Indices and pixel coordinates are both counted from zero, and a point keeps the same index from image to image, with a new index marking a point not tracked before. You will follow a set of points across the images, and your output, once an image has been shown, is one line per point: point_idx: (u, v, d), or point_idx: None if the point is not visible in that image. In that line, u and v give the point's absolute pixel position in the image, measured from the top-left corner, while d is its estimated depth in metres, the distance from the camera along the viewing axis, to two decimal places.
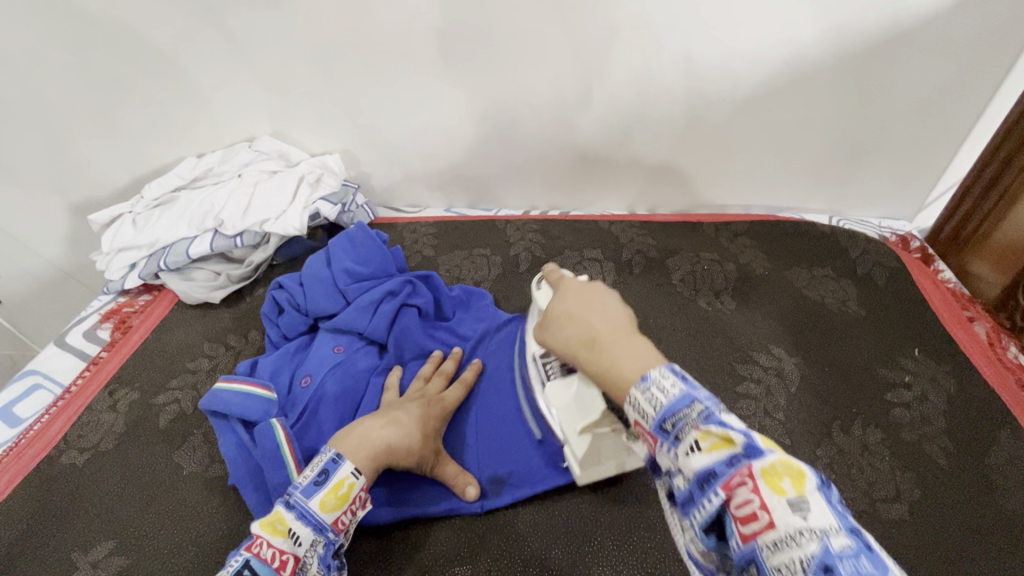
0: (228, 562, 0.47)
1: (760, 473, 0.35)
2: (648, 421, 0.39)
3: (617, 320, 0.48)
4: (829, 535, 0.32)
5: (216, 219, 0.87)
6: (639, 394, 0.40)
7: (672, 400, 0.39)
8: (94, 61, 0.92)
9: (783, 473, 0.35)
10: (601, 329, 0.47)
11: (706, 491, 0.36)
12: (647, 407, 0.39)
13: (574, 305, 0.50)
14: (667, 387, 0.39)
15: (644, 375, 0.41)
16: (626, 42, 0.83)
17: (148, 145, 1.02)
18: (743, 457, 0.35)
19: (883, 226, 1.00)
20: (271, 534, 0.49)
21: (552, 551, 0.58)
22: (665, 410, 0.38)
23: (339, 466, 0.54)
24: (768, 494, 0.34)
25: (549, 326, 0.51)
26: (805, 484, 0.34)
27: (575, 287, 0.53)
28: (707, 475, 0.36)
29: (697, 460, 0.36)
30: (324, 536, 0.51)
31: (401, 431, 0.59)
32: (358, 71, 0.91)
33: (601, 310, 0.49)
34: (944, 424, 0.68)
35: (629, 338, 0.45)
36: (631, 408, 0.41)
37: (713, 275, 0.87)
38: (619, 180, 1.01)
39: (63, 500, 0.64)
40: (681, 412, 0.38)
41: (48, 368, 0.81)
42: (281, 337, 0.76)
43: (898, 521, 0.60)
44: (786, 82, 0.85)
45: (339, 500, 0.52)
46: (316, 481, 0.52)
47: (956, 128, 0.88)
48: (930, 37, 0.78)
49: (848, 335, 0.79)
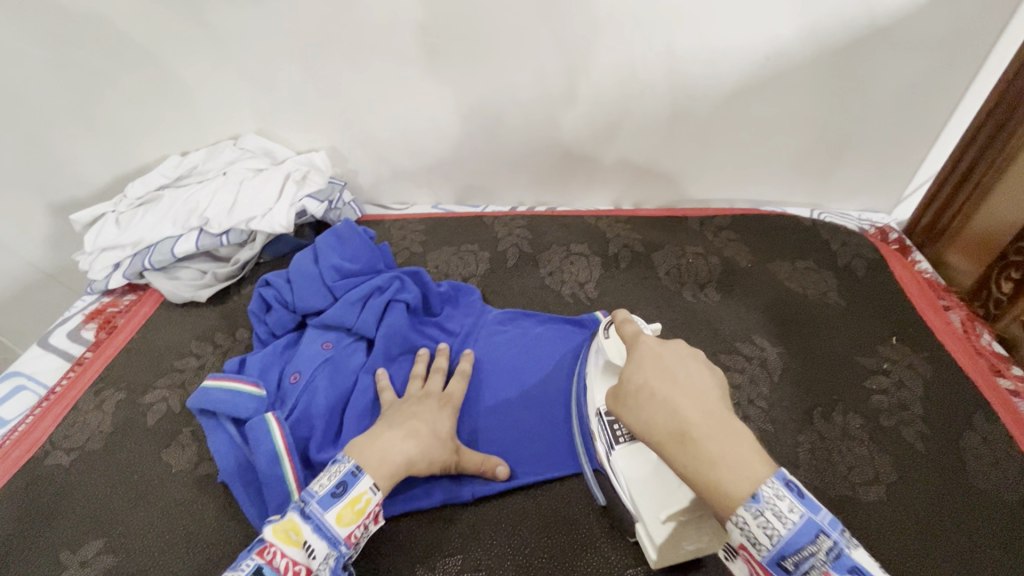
0: (240, 562, 0.48)
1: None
2: (764, 553, 0.38)
3: (704, 399, 0.43)
4: None
5: (201, 218, 0.87)
6: (754, 523, 0.37)
7: (792, 535, 0.37)
8: (74, 57, 0.91)
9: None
10: (688, 414, 0.42)
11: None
12: (763, 539, 0.37)
13: (653, 376, 0.45)
14: (786, 516, 0.37)
15: (753, 493, 0.38)
16: (610, 39, 0.84)
17: (130, 143, 1.01)
18: None
19: (862, 219, 1.02)
20: (284, 543, 0.49)
21: (541, 539, 0.59)
22: (787, 548, 0.37)
23: (358, 481, 0.52)
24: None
25: (626, 402, 0.46)
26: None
27: (651, 353, 0.48)
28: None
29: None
30: (337, 549, 0.51)
31: (421, 444, 0.58)
32: (342, 67, 0.91)
33: (685, 384, 0.44)
34: (921, 410, 0.70)
35: (723, 432, 0.41)
36: (739, 534, 0.39)
37: (697, 268, 0.89)
38: (605, 175, 1.02)
39: (48, 501, 0.64)
40: (807, 551, 0.37)
41: (31, 369, 0.80)
42: (268, 335, 0.76)
43: (876, 503, 0.62)
44: (767, 77, 0.86)
45: (355, 514, 0.51)
46: (334, 493, 0.51)
47: (931, 122, 0.90)
48: (905, 32, 0.80)
49: (830, 325, 0.81)
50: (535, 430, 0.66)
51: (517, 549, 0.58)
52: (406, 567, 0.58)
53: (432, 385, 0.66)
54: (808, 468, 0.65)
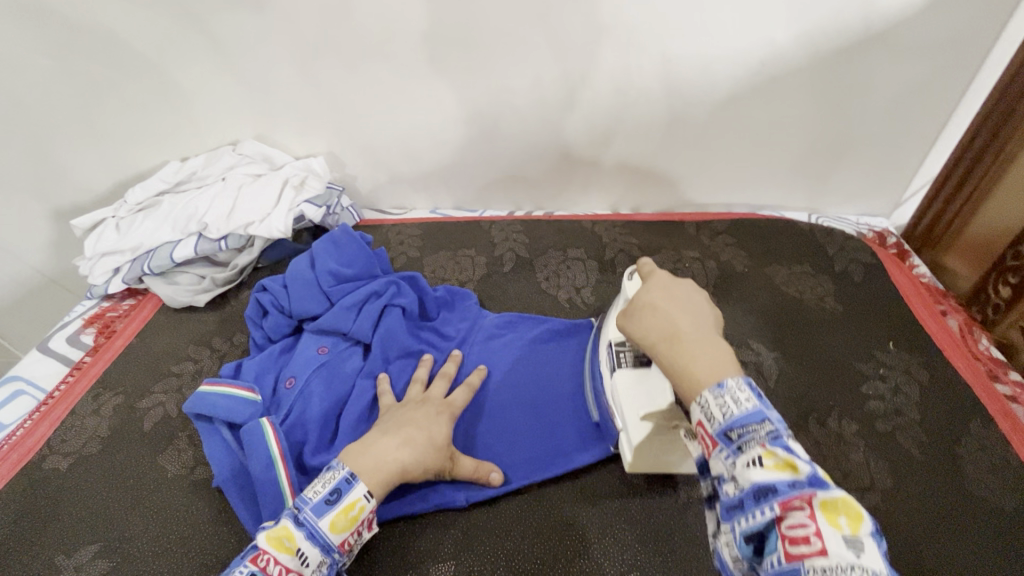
0: (231, 569, 0.48)
1: (819, 503, 0.37)
2: (715, 425, 0.42)
3: (699, 320, 0.50)
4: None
5: (200, 223, 0.87)
6: (712, 399, 0.43)
7: (743, 412, 0.42)
8: (76, 65, 0.92)
9: (841, 510, 0.37)
10: (683, 326, 0.49)
11: (760, 502, 0.38)
12: (716, 412, 0.42)
13: (660, 298, 0.52)
14: (741, 398, 0.42)
15: (719, 382, 0.44)
16: (606, 45, 0.84)
17: (131, 150, 1.02)
18: (805, 483, 0.38)
19: (860, 223, 1.02)
20: (278, 550, 0.49)
21: (534, 545, 0.59)
22: (734, 421, 0.41)
23: (352, 488, 0.53)
24: (823, 524, 0.36)
25: (631, 314, 0.53)
26: (859, 526, 0.36)
27: (662, 283, 0.55)
28: (765, 490, 0.39)
29: (758, 474, 0.39)
30: (330, 556, 0.51)
31: (416, 451, 0.57)
32: (341, 73, 0.91)
33: (686, 309, 0.51)
34: (917, 415, 0.70)
35: (709, 342, 0.47)
36: (699, 409, 0.44)
37: (694, 273, 0.89)
38: (602, 179, 1.03)
39: (44, 505, 0.64)
40: (750, 426, 0.41)
41: (30, 374, 0.81)
42: (265, 339, 0.77)
43: (871, 510, 0.62)
44: (763, 82, 0.87)
45: (349, 521, 0.52)
46: (329, 500, 0.52)
47: (929, 126, 0.90)
48: (900, 38, 0.80)
49: (825, 330, 0.80)
50: (530, 436, 0.66)
51: (509, 555, 0.58)
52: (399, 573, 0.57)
53: (433, 391, 0.66)
54: None
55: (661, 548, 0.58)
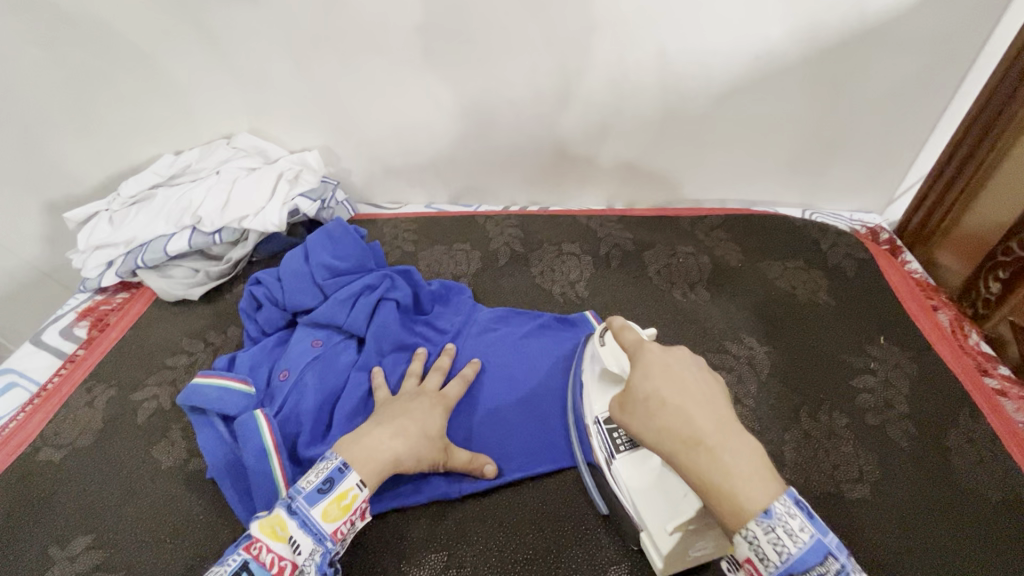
0: (226, 559, 0.49)
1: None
2: (771, 566, 0.40)
3: (715, 411, 0.45)
4: None
5: (194, 216, 0.87)
6: (767, 540, 0.40)
7: (803, 553, 0.39)
8: (68, 57, 0.91)
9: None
10: (703, 423, 0.44)
11: None
12: (773, 555, 0.40)
13: (664, 386, 0.47)
14: (797, 534, 0.39)
15: (766, 510, 0.40)
16: (601, 39, 0.84)
17: (125, 142, 1.02)
18: None
19: (853, 219, 1.03)
20: (270, 538, 0.49)
21: (526, 535, 0.60)
22: (795, 566, 0.39)
23: (345, 477, 0.53)
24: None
25: (637, 412, 0.47)
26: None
27: (658, 361, 0.49)
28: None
29: None
30: (323, 545, 0.51)
31: (410, 442, 0.58)
32: (334, 66, 0.91)
33: (696, 395, 0.46)
34: (907, 408, 0.71)
35: (734, 441, 0.43)
36: (750, 549, 0.40)
37: (688, 268, 0.89)
38: (597, 174, 1.03)
39: (38, 497, 0.64)
40: (812, 566, 0.39)
41: (23, 366, 0.80)
42: (259, 333, 0.77)
43: (860, 501, 0.62)
44: (757, 78, 0.87)
45: (341, 510, 0.52)
46: (320, 489, 0.52)
47: (922, 122, 0.90)
48: (894, 34, 0.81)
49: (818, 324, 0.81)
50: (524, 428, 0.67)
51: (501, 546, 0.59)
52: (392, 564, 0.58)
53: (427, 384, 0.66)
54: (793, 467, 0.65)
55: None
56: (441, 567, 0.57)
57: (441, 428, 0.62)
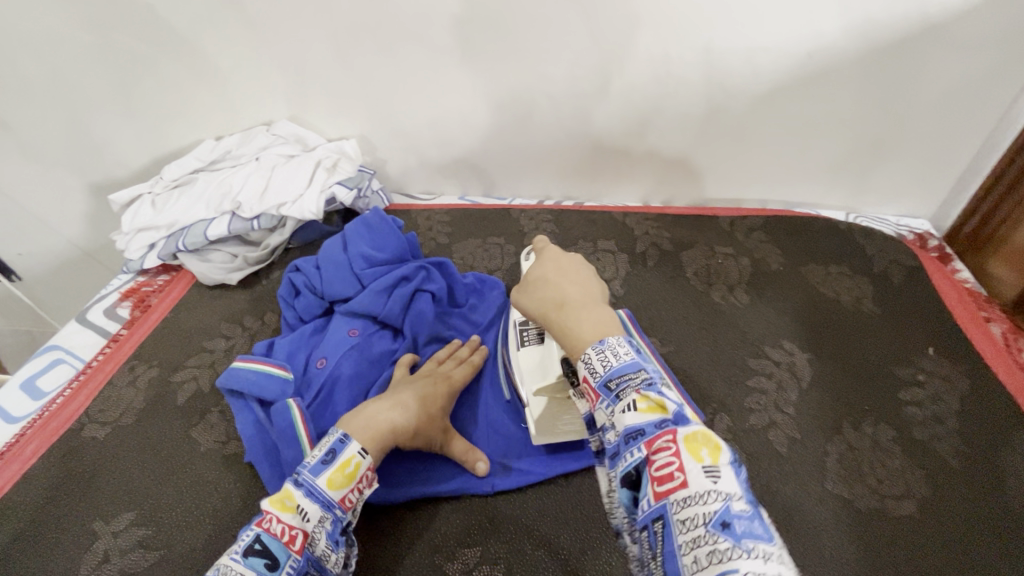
0: (239, 537, 0.48)
1: (683, 438, 0.38)
2: (597, 378, 0.43)
3: (587, 290, 0.52)
4: (732, 499, 0.35)
5: (233, 202, 0.88)
6: (594, 355, 0.44)
7: (622, 363, 0.43)
8: (115, 41, 0.93)
9: (702, 443, 0.38)
10: (571, 294, 0.51)
11: (630, 445, 0.39)
12: (597, 366, 0.43)
13: (551, 270, 0.55)
14: (620, 353, 0.44)
15: (602, 342, 0.45)
16: (645, 32, 0.82)
17: (168, 127, 1.03)
18: (670, 421, 0.39)
19: (900, 225, 0.99)
20: (280, 510, 0.49)
21: (560, 535, 0.59)
22: (613, 370, 0.43)
23: (346, 446, 0.55)
24: (685, 457, 0.37)
25: (526, 287, 0.55)
26: (721, 456, 0.37)
27: (554, 255, 0.57)
28: (635, 432, 0.39)
29: (631, 417, 0.40)
30: (332, 512, 0.51)
31: (408, 413, 0.60)
32: (375, 55, 0.91)
33: (572, 277, 0.54)
34: (956, 423, 0.68)
35: (593, 308, 0.50)
36: (584, 366, 0.45)
37: (727, 269, 0.87)
38: (635, 169, 1.01)
39: (84, 472, 0.66)
40: (626, 375, 0.42)
41: (69, 343, 0.82)
42: (296, 320, 0.77)
43: (906, 517, 0.60)
44: (807, 74, 0.84)
45: (347, 478, 0.53)
46: (324, 460, 0.53)
47: (982, 124, 0.86)
48: (956, 31, 0.77)
49: (863, 332, 0.78)
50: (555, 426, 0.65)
51: (535, 546, 0.58)
52: (427, 556, 0.58)
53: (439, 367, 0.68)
54: (837, 479, 0.63)
55: None
56: (476, 562, 0.57)
57: (443, 408, 0.63)
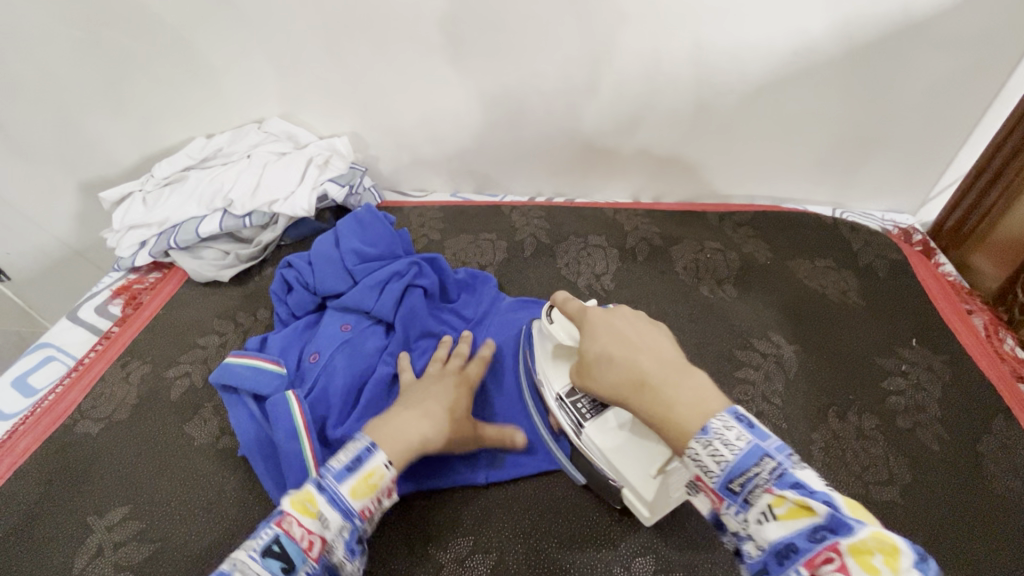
0: (257, 532, 0.47)
1: (846, 548, 0.35)
2: (714, 479, 0.40)
3: (663, 358, 0.48)
4: None
5: (225, 199, 0.88)
6: (702, 450, 0.41)
7: (739, 458, 0.39)
8: (105, 38, 0.92)
9: (874, 548, 0.34)
10: (648, 367, 0.48)
11: (784, 563, 0.37)
12: (712, 465, 0.40)
13: (610, 343, 0.51)
14: (734, 443, 0.40)
15: (703, 427, 0.42)
16: (634, 29, 0.83)
17: (159, 124, 1.03)
18: (824, 528, 0.35)
19: (885, 219, 1.01)
20: (301, 514, 0.47)
21: (551, 526, 0.60)
22: (733, 470, 0.39)
23: (372, 455, 0.51)
24: (858, 573, 0.34)
25: (593, 369, 0.52)
26: (898, 560, 0.33)
27: (602, 321, 0.54)
28: (786, 548, 0.37)
29: (774, 529, 0.37)
30: (351, 522, 0.49)
31: (435, 424, 0.57)
32: (367, 52, 0.91)
33: (637, 345, 0.50)
34: (938, 412, 0.70)
35: (677, 378, 0.46)
36: (693, 464, 0.42)
37: (715, 263, 0.88)
38: (625, 166, 1.02)
39: (77, 468, 0.66)
40: (749, 470, 0.39)
41: (61, 341, 0.82)
42: (289, 316, 0.78)
43: (889, 502, 0.62)
44: (794, 71, 0.85)
45: (370, 488, 0.50)
46: (349, 467, 0.50)
47: (964, 121, 0.88)
48: (938, 29, 0.78)
49: (848, 324, 0.80)
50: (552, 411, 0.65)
51: (526, 535, 0.59)
52: (420, 546, 0.59)
53: (448, 366, 0.67)
54: (821, 466, 0.65)
55: (678, 533, 0.58)
56: (469, 551, 0.58)
57: (467, 406, 0.62)
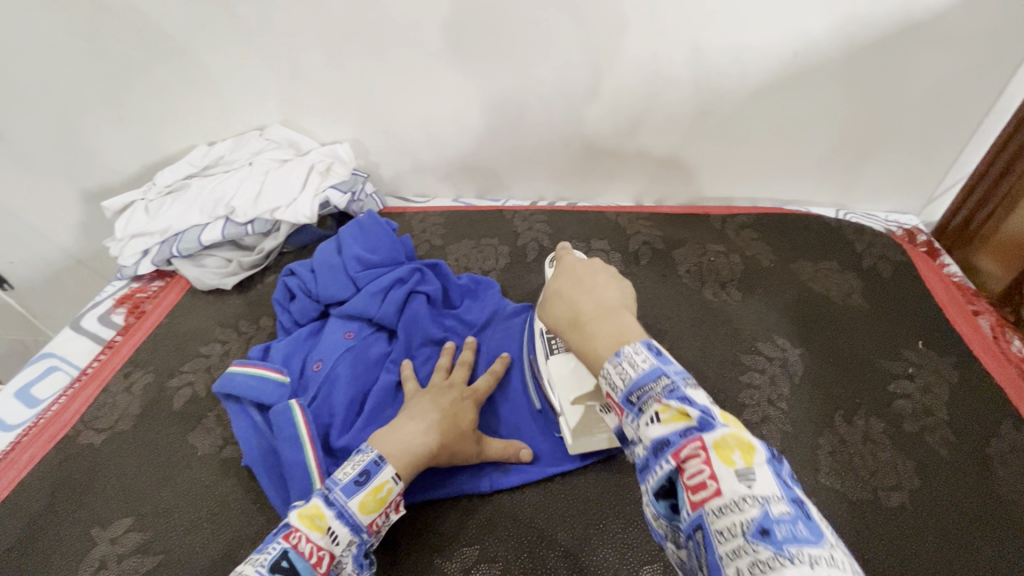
0: (265, 547, 0.48)
1: (711, 444, 0.36)
2: (617, 393, 0.41)
3: (604, 299, 0.49)
4: (770, 502, 0.33)
5: (228, 207, 0.88)
6: (612, 368, 0.42)
7: (640, 373, 0.40)
8: (107, 47, 0.93)
9: (734, 446, 0.36)
10: (585, 307, 0.48)
11: (658, 459, 0.37)
12: (617, 380, 0.41)
13: (565, 285, 0.52)
14: (638, 363, 0.41)
15: (616, 351, 0.43)
16: (634, 33, 0.83)
17: (161, 133, 1.03)
18: (696, 429, 0.37)
19: (889, 221, 1.00)
20: (310, 528, 0.49)
21: (557, 534, 0.59)
22: (633, 383, 0.40)
23: (381, 470, 0.53)
24: (718, 465, 0.35)
25: (543, 306, 0.53)
26: (754, 457, 0.35)
27: (569, 266, 0.55)
28: (662, 445, 0.37)
29: (656, 430, 0.38)
30: (359, 536, 0.51)
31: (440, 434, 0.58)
32: (367, 59, 0.91)
33: (587, 288, 0.51)
34: (946, 415, 0.69)
35: (609, 318, 0.46)
36: (603, 381, 0.43)
37: (718, 267, 0.88)
38: (627, 169, 1.02)
39: (80, 479, 0.66)
40: (647, 384, 0.40)
41: (64, 351, 0.82)
42: (292, 323, 0.78)
43: (898, 507, 0.61)
44: (795, 72, 0.85)
45: (378, 502, 0.52)
46: (357, 481, 0.52)
47: (967, 121, 0.88)
48: (940, 29, 0.78)
49: (854, 327, 0.79)
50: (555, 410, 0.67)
51: (532, 543, 0.59)
52: (425, 555, 0.58)
53: (456, 377, 0.66)
54: (829, 472, 0.64)
55: None
56: (474, 561, 0.57)
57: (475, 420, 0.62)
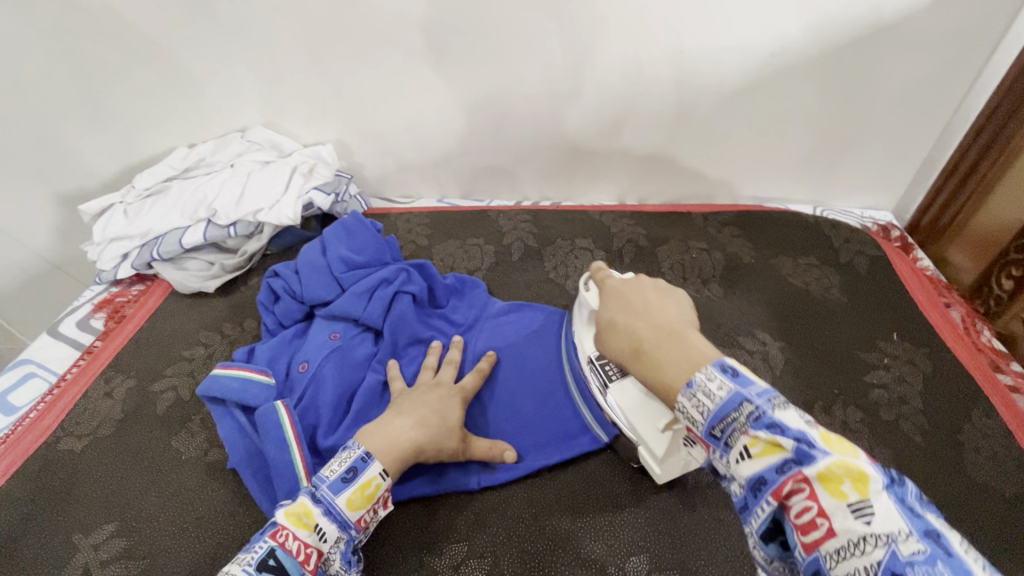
0: (254, 545, 0.49)
1: (814, 477, 0.35)
2: (699, 427, 0.42)
3: (660, 322, 0.50)
4: (896, 540, 0.32)
5: (210, 209, 0.87)
6: (688, 402, 0.42)
7: (719, 404, 0.40)
8: (82, 48, 0.91)
9: (842, 475, 0.35)
10: (643, 333, 0.50)
11: (758, 498, 0.38)
12: (696, 415, 0.42)
13: (617, 312, 0.54)
14: (714, 393, 0.41)
15: (688, 381, 0.43)
16: (614, 34, 0.84)
17: (139, 135, 1.02)
18: (792, 462, 0.36)
19: (865, 216, 1.02)
20: (296, 526, 0.49)
21: (545, 528, 0.60)
22: (714, 417, 0.40)
23: (368, 466, 0.53)
24: (826, 500, 0.35)
25: (603, 335, 0.55)
26: (868, 486, 0.34)
27: (614, 291, 0.57)
28: (758, 482, 0.38)
29: (749, 466, 0.38)
30: (348, 533, 0.52)
31: (427, 431, 0.58)
32: (349, 60, 0.91)
33: (640, 312, 0.52)
34: (920, 403, 0.71)
35: (670, 341, 0.47)
36: (682, 416, 0.43)
37: (700, 264, 0.90)
38: (609, 168, 1.03)
39: (60, 486, 0.65)
40: (728, 416, 0.40)
41: (42, 357, 0.81)
42: (276, 325, 0.77)
43: None
44: (771, 72, 0.87)
45: (365, 499, 0.52)
46: (344, 478, 0.52)
47: (936, 119, 0.90)
48: (908, 30, 0.81)
49: (832, 320, 0.81)
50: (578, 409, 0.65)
51: (521, 538, 0.59)
52: (414, 553, 0.58)
53: (443, 375, 0.66)
54: None
55: (672, 532, 0.59)
56: (464, 557, 0.58)
57: (462, 418, 0.62)
